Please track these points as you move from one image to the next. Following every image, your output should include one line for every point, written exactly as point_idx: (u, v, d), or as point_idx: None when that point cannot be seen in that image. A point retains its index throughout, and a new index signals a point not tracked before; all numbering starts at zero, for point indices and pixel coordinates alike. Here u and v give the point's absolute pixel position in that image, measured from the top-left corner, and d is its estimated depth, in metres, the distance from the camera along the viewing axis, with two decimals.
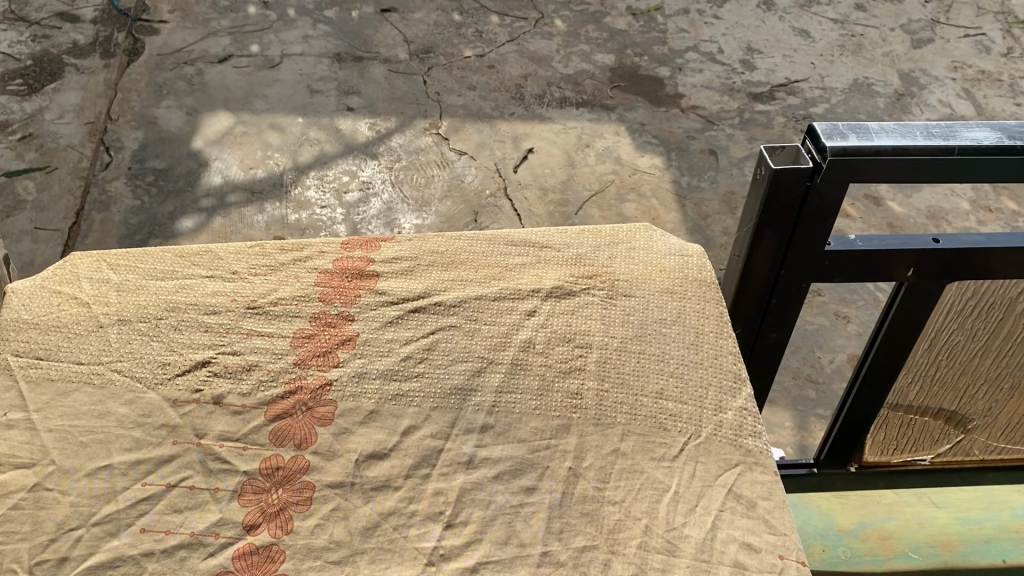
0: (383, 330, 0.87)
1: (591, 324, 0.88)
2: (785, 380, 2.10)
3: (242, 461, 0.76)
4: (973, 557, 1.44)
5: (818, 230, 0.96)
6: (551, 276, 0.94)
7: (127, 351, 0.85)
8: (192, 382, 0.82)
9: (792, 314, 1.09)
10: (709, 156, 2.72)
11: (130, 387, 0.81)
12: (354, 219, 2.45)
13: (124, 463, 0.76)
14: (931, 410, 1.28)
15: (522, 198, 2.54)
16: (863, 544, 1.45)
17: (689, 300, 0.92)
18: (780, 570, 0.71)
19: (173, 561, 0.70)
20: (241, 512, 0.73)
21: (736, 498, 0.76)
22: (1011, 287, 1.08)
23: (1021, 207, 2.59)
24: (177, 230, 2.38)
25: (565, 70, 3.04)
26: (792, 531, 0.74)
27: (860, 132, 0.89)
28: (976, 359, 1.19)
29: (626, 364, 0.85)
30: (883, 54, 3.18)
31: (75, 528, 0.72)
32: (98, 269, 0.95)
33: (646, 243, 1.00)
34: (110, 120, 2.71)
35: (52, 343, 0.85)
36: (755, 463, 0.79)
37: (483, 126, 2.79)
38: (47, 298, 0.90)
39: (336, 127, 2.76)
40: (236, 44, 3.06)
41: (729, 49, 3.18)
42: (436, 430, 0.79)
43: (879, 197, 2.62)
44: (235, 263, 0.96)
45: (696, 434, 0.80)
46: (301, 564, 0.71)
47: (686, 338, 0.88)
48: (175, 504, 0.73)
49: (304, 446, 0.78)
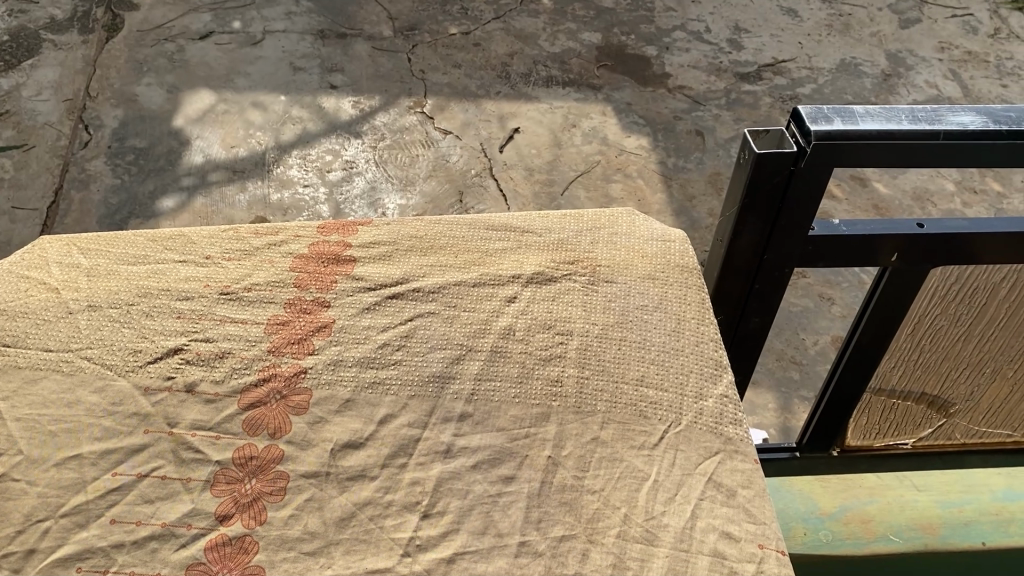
0: (360, 316, 0.86)
1: (571, 311, 0.87)
2: (769, 361, 2.11)
3: (214, 451, 0.75)
4: (953, 540, 1.45)
5: (803, 215, 0.95)
6: (531, 262, 0.93)
7: (97, 338, 0.83)
8: (163, 369, 0.80)
9: (775, 299, 1.08)
10: (696, 136, 2.71)
11: (100, 374, 0.80)
12: (337, 199, 2.43)
13: (94, 452, 0.74)
14: (914, 395, 1.28)
15: (508, 178, 2.52)
16: (844, 528, 1.46)
17: (671, 286, 0.91)
18: (760, 560, 0.70)
19: (143, 553, 0.69)
20: (213, 503, 0.72)
21: (716, 487, 0.75)
22: (995, 273, 1.07)
23: (1007, 189, 2.60)
24: (158, 210, 2.34)
25: (552, 48, 3.01)
26: (771, 520, 0.74)
27: (845, 116, 0.87)
28: (959, 344, 1.19)
29: (607, 351, 0.84)
30: (871, 34, 3.17)
31: (43, 520, 0.70)
32: (68, 255, 0.93)
33: (629, 227, 0.99)
34: (89, 97, 2.66)
35: (20, 329, 0.84)
36: (735, 451, 0.78)
37: (469, 105, 2.76)
38: (16, 284, 0.89)
39: (319, 105, 2.72)
40: (218, 21, 3.01)
41: (716, 28, 3.16)
42: (413, 419, 0.78)
43: (864, 178, 2.62)
44: (209, 247, 0.94)
45: (676, 422, 0.79)
46: (275, 556, 0.70)
47: (668, 325, 0.87)
48: (146, 494, 0.72)
49: (278, 435, 0.77)
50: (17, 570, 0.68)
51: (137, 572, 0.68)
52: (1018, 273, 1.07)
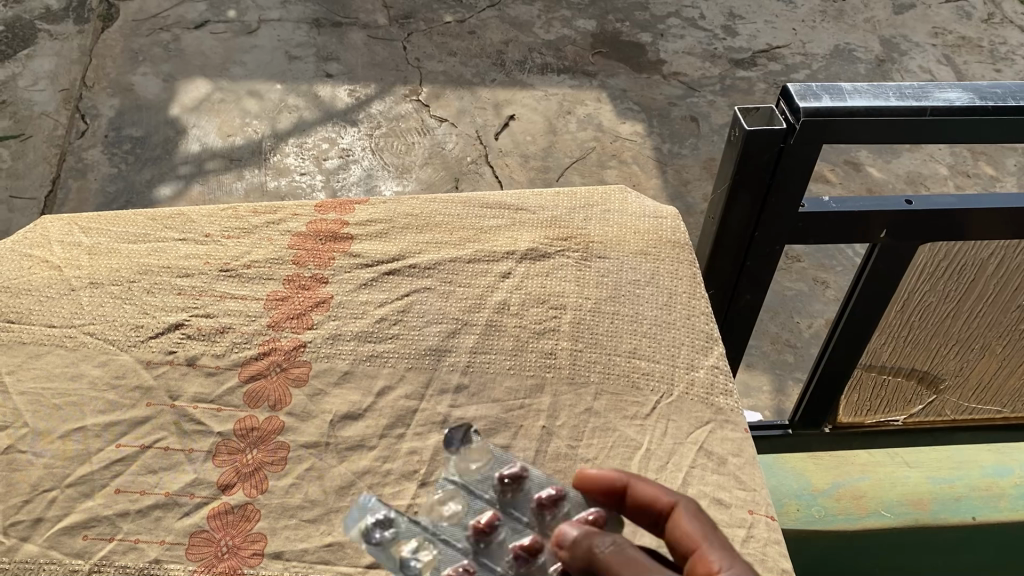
0: (357, 292, 0.88)
1: (564, 286, 0.89)
2: (763, 345, 2.13)
3: (216, 423, 0.77)
4: (945, 515, 1.44)
5: (794, 190, 0.97)
6: (525, 238, 0.94)
7: (99, 314, 0.85)
8: (165, 344, 0.82)
9: (767, 275, 1.10)
10: (690, 122, 2.72)
11: (103, 349, 0.82)
12: (334, 185, 2.44)
13: (98, 425, 0.76)
14: (904, 371, 1.30)
15: (503, 164, 2.54)
16: (837, 504, 1.44)
17: (663, 262, 0.93)
18: (749, 525, 0.73)
19: (148, 521, 0.71)
20: (216, 472, 0.74)
21: (707, 455, 0.77)
22: (982, 248, 1.09)
23: (999, 173, 2.61)
24: (155, 198, 2.36)
25: (546, 36, 3.00)
26: (760, 487, 0.76)
27: (834, 92, 0.89)
28: (948, 320, 1.20)
29: (600, 324, 0.86)
30: (864, 19, 3.18)
31: (49, 490, 0.72)
32: (70, 234, 0.95)
33: (622, 205, 1.01)
34: (85, 88, 2.66)
35: (24, 306, 0.85)
36: (726, 421, 0.80)
37: (464, 92, 2.77)
38: (18, 262, 0.91)
39: (315, 94, 2.73)
40: (213, 11, 3.01)
41: (710, 15, 3.16)
42: (418, 379, 0.81)
43: (858, 163, 2.62)
44: (208, 227, 0.96)
45: (668, 393, 0.81)
46: (276, 523, 0.71)
47: (660, 299, 0.89)
48: (150, 465, 0.74)
49: (278, 407, 0.78)
50: (25, 537, 0.70)
51: (141, 540, 0.70)
52: (1005, 249, 1.09)
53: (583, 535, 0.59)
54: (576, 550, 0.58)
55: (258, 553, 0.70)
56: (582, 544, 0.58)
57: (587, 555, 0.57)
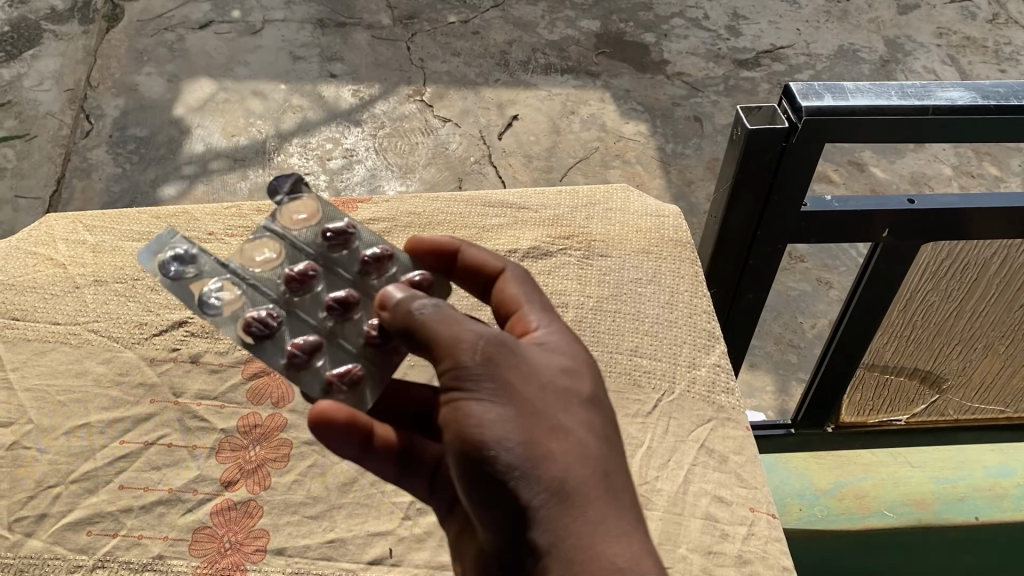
0: None
1: (567, 284, 0.97)
2: (767, 346, 2.12)
3: (219, 419, 0.86)
4: (947, 515, 1.43)
5: (795, 190, 0.97)
6: (527, 237, 1.01)
7: (103, 312, 0.93)
8: (168, 341, 0.91)
9: (769, 273, 1.10)
10: (694, 123, 2.73)
11: (107, 347, 0.90)
12: (337, 185, 2.46)
13: (102, 421, 0.85)
14: (907, 370, 1.30)
15: (507, 164, 2.55)
16: (839, 503, 1.44)
17: (666, 260, 1.01)
18: (751, 522, 0.80)
19: (151, 517, 0.79)
20: (219, 469, 0.82)
21: (709, 453, 0.84)
22: (985, 248, 1.09)
23: (1004, 173, 2.61)
24: (159, 198, 2.37)
25: (550, 36, 3.00)
26: (762, 485, 0.83)
27: (836, 92, 0.90)
28: (951, 319, 1.20)
29: (602, 322, 0.93)
30: (869, 19, 3.18)
31: (54, 486, 0.80)
32: (75, 231, 1.01)
33: (624, 204, 1.07)
34: (90, 88, 2.67)
35: (29, 303, 0.93)
36: (727, 419, 0.87)
37: (467, 92, 2.77)
38: (24, 260, 0.98)
39: (319, 94, 2.73)
40: (217, 10, 3.01)
41: (714, 15, 3.16)
42: (313, 233, 0.85)
43: (862, 163, 2.62)
44: (211, 223, 1.02)
45: (669, 391, 0.89)
46: (278, 519, 0.79)
47: (662, 297, 0.96)
48: (152, 462, 0.82)
49: (281, 404, 0.87)
50: (30, 533, 0.77)
51: (145, 535, 0.78)
52: (1008, 248, 1.09)
53: (403, 299, 0.68)
54: (392, 309, 0.68)
55: (260, 549, 0.77)
56: (402, 308, 0.68)
57: (405, 317, 0.67)
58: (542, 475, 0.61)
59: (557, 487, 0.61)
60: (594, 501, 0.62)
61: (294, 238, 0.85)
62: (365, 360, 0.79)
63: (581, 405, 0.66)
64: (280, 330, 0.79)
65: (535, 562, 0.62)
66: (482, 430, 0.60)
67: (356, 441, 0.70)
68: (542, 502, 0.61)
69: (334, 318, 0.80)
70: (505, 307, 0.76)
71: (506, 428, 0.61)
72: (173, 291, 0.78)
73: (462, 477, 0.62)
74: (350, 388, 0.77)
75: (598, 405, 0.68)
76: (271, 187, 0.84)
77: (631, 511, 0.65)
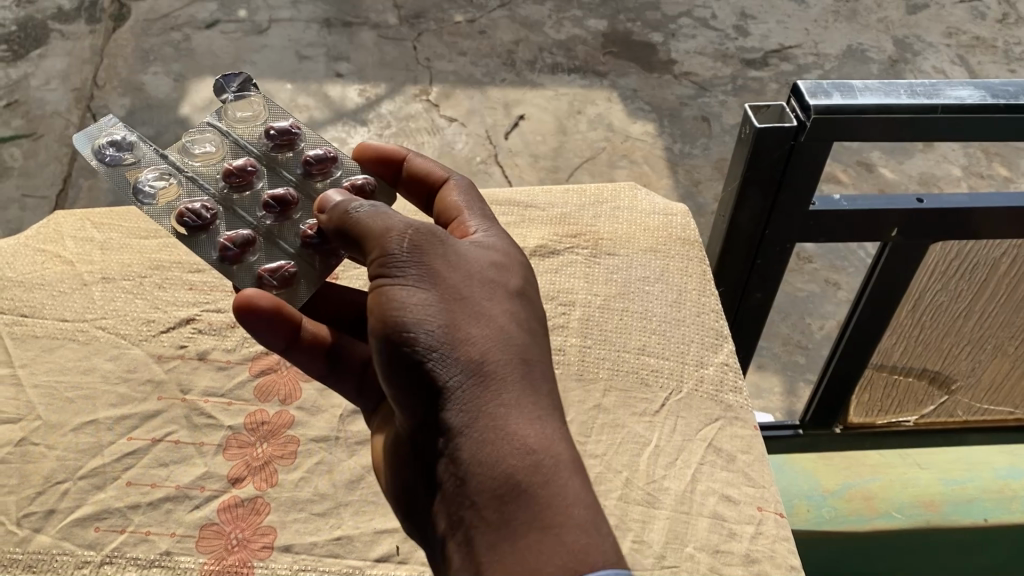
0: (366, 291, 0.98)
1: (574, 283, 0.97)
2: (774, 346, 2.12)
3: (227, 417, 0.86)
4: (955, 517, 1.43)
5: (804, 189, 0.97)
6: (534, 235, 1.02)
7: (111, 309, 0.93)
8: (176, 338, 0.92)
9: (776, 273, 1.10)
10: (702, 123, 2.72)
11: (115, 343, 0.91)
12: None
13: (110, 418, 0.85)
14: (915, 371, 1.29)
15: (513, 164, 2.55)
16: (847, 505, 1.44)
17: (674, 258, 1.01)
18: (758, 521, 0.80)
19: (159, 513, 0.79)
20: (226, 466, 0.83)
21: (717, 452, 0.84)
22: (995, 248, 1.08)
23: (1013, 173, 2.59)
24: None
25: (557, 36, 2.99)
26: (771, 485, 0.83)
27: (845, 89, 0.89)
28: (960, 320, 1.19)
29: (609, 321, 0.94)
30: (878, 19, 3.16)
31: (62, 482, 0.80)
32: (83, 229, 1.02)
33: (632, 202, 1.07)
34: (96, 87, 2.68)
35: (37, 300, 0.93)
36: (735, 418, 0.87)
37: (474, 92, 2.77)
38: (32, 256, 0.98)
39: (325, 94, 2.74)
40: (224, 10, 3.01)
41: (722, 15, 3.14)
42: (256, 142, 0.98)
43: (870, 164, 2.61)
44: None
45: (677, 389, 0.88)
46: (285, 516, 0.80)
47: (669, 296, 0.96)
48: (160, 458, 0.83)
49: (288, 401, 0.88)
50: (38, 529, 0.77)
51: (152, 532, 0.78)
52: (1018, 248, 1.09)
53: (342, 201, 0.78)
54: (331, 212, 0.77)
55: (266, 546, 0.78)
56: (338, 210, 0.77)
57: (341, 217, 0.76)
58: (459, 356, 0.65)
59: (473, 366, 0.65)
60: (509, 382, 0.65)
61: (238, 137, 0.98)
62: (298, 257, 0.90)
63: (506, 297, 0.70)
64: (214, 221, 0.91)
65: (446, 439, 0.64)
66: (404, 310, 0.67)
67: (282, 333, 0.80)
68: (459, 382, 0.65)
69: (271, 217, 0.92)
70: (445, 214, 0.85)
71: (425, 311, 0.67)
72: (111, 176, 0.93)
73: (384, 358, 0.67)
74: (279, 283, 0.87)
75: (525, 303, 0.72)
76: (220, 85, 0.99)
77: (550, 401, 0.67)
